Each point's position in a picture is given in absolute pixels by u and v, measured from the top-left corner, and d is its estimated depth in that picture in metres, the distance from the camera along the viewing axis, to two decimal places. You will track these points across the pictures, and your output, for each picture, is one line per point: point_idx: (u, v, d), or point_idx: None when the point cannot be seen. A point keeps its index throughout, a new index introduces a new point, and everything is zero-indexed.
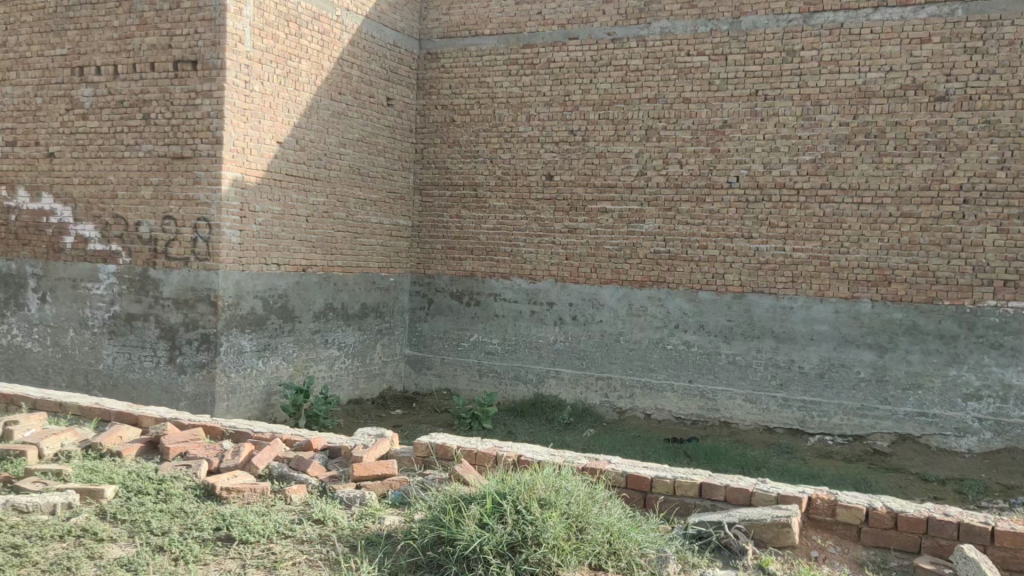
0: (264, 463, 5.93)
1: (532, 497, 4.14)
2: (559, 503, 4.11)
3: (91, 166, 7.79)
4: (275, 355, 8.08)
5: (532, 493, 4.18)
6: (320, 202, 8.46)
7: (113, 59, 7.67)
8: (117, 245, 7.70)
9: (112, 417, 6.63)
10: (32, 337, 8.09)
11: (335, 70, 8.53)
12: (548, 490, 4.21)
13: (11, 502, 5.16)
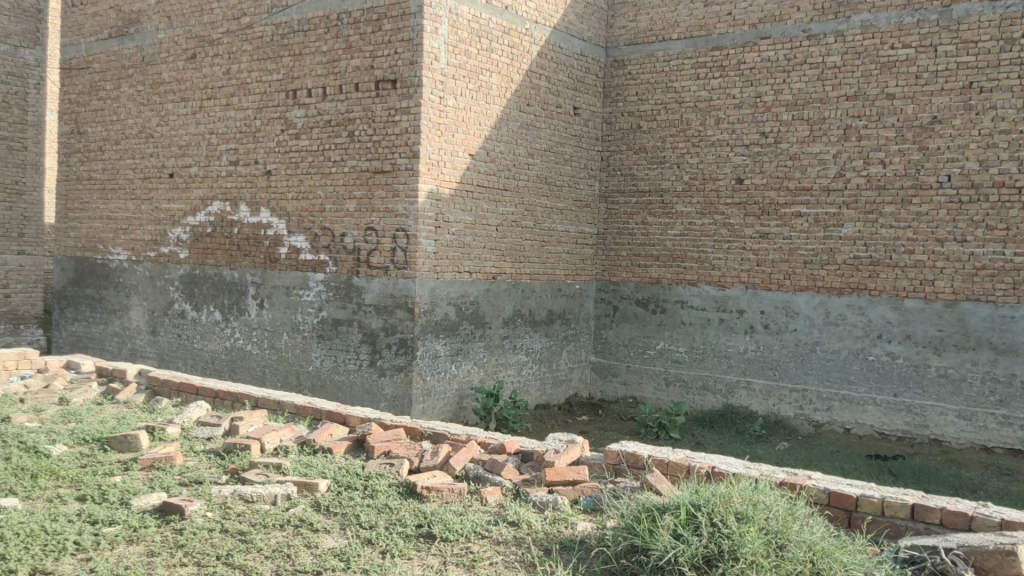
0: (461, 464, 6.14)
1: (729, 510, 4.03)
2: (758, 518, 3.98)
3: (303, 182, 8.39)
4: (467, 359, 8.35)
5: (729, 505, 4.08)
6: (510, 211, 8.67)
7: (322, 82, 8.24)
8: (325, 255, 8.25)
9: (323, 416, 7.10)
10: (252, 339, 8.80)
11: (525, 82, 8.72)
12: (745, 503, 4.09)
13: (238, 492, 5.66)
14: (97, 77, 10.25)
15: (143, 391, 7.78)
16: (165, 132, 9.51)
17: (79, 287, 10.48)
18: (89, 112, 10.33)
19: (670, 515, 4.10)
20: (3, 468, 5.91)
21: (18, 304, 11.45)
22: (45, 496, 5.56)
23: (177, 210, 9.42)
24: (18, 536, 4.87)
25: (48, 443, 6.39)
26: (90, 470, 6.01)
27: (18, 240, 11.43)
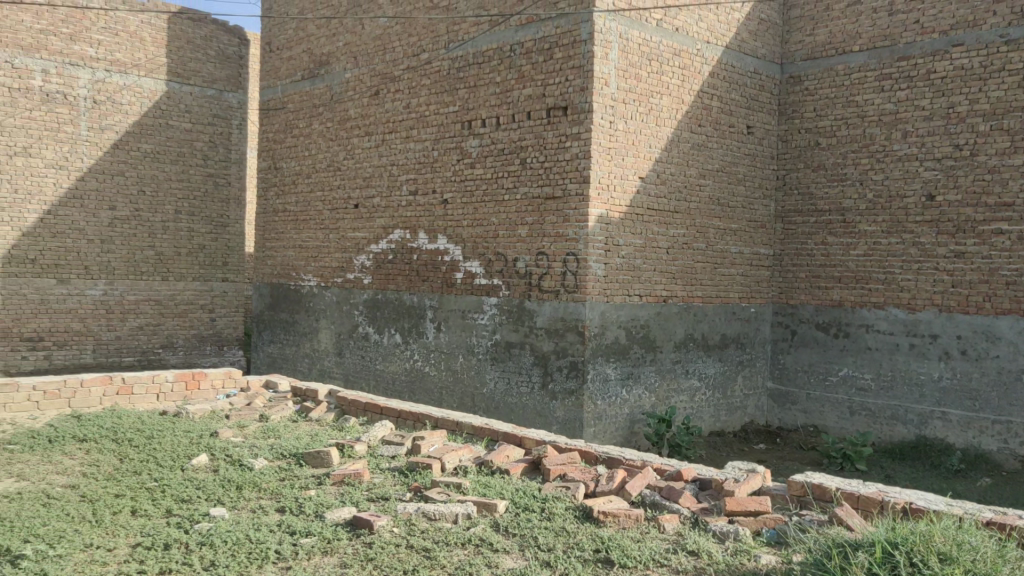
0: (637, 490, 6.06)
1: (930, 550, 3.77)
2: (963, 560, 3.69)
3: (478, 210, 8.66)
4: (638, 384, 8.27)
5: (929, 545, 3.81)
6: (681, 234, 8.55)
7: (496, 112, 8.49)
8: (498, 280, 8.46)
9: (499, 437, 7.24)
10: (430, 362, 9.14)
11: (697, 103, 8.60)
12: (949, 543, 3.81)
13: (422, 509, 5.84)
14: (291, 116, 11.04)
15: (333, 410, 8.23)
16: (351, 165, 10.10)
17: (275, 311, 11.27)
18: (284, 148, 11.14)
19: (864, 552, 3.88)
20: (212, 479, 6.41)
21: (222, 326, 12.46)
22: (249, 506, 5.98)
23: (361, 238, 9.96)
24: (227, 543, 5.26)
25: (251, 456, 6.88)
26: (288, 483, 6.41)
27: (223, 268, 12.44)
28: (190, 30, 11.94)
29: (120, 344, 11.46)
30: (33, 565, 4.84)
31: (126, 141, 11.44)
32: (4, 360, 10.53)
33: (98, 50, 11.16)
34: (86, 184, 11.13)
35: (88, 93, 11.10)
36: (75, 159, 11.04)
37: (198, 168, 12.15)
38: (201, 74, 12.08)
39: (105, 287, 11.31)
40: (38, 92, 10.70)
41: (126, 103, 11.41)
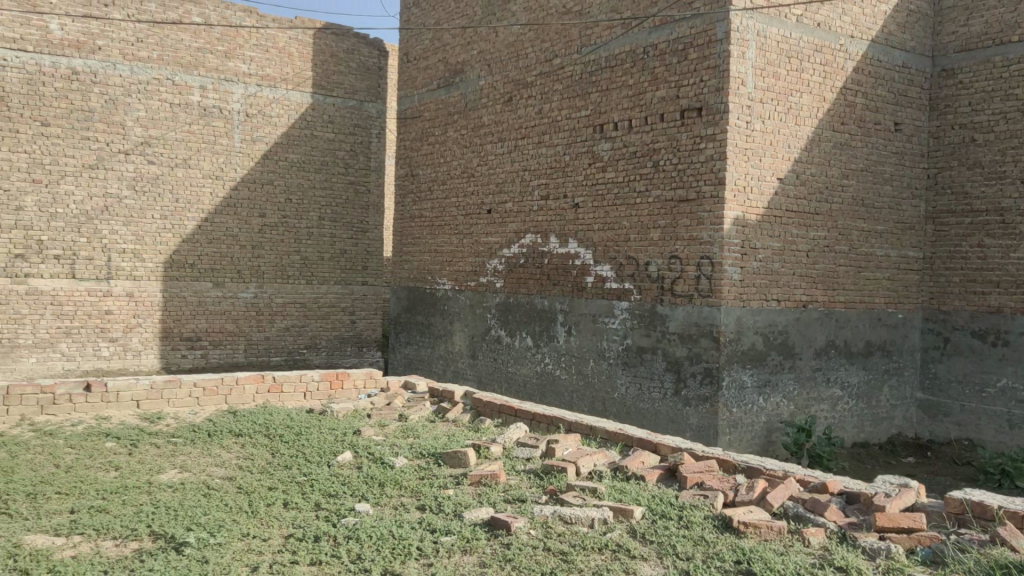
0: (779, 501, 5.85)
1: None
2: None
3: (609, 213, 8.63)
4: (776, 391, 8.00)
5: None
6: (822, 236, 8.23)
7: (628, 115, 8.44)
8: (630, 284, 8.40)
9: (634, 442, 7.17)
10: (562, 365, 9.17)
11: (840, 100, 8.28)
12: None
13: (558, 512, 5.85)
14: (427, 124, 11.34)
15: (468, 411, 8.38)
16: (484, 171, 10.28)
17: (411, 314, 11.60)
18: (420, 155, 11.46)
19: None
20: (356, 476, 6.64)
21: (362, 328, 12.93)
22: (392, 503, 6.16)
23: (494, 243, 10.10)
24: (372, 538, 5.43)
25: (391, 455, 7.09)
26: (427, 482, 6.57)
27: (363, 272, 12.90)
28: (333, 44, 12.45)
29: (268, 344, 12.09)
30: (196, 551, 5.13)
31: (275, 152, 12.05)
32: (166, 359, 11.29)
33: (250, 66, 11.80)
34: (238, 193, 11.79)
35: (240, 107, 11.76)
36: (230, 169, 11.71)
37: (340, 176, 12.65)
38: (344, 86, 12.58)
39: (255, 290, 11.95)
40: (196, 107, 11.41)
41: (275, 115, 12.02)
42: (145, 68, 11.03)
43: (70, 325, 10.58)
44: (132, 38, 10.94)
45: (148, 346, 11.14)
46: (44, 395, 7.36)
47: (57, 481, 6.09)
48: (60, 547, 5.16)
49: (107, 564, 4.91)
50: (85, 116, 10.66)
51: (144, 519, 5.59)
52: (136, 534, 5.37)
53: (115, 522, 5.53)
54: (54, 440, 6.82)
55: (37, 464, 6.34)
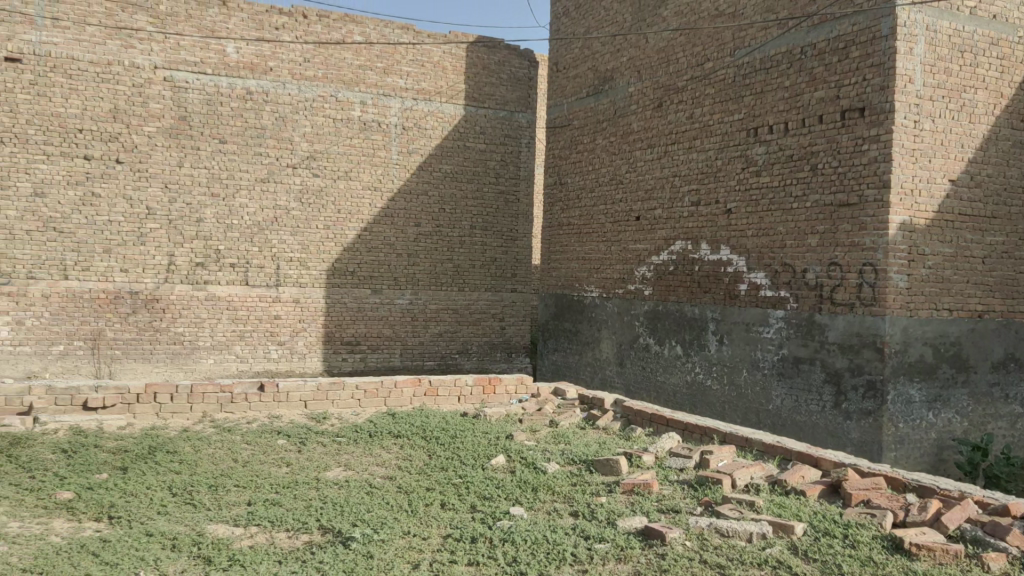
0: (955, 523, 5.47)
1: None
2: None
3: (763, 219, 8.39)
4: (948, 407, 7.52)
5: None
6: (999, 241, 7.69)
7: (785, 117, 8.19)
8: (786, 291, 8.13)
9: (793, 456, 6.91)
10: (712, 375, 8.98)
11: (1019, 96, 7.72)
12: None
13: (714, 524, 5.70)
14: (576, 132, 11.42)
15: (619, 419, 8.35)
16: (633, 178, 10.24)
17: (559, 321, 11.68)
18: (569, 164, 11.53)
19: None
20: (510, 479, 6.74)
21: (511, 334, 13.14)
22: (545, 508, 6.21)
23: (643, 250, 10.03)
24: (526, 542, 5.49)
25: (544, 460, 7.17)
26: (579, 488, 6.58)
27: (512, 279, 13.11)
28: (486, 56, 12.76)
29: (422, 349, 12.50)
30: (361, 546, 5.35)
31: (429, 163, 12.45)
32: (329, 361, 11.89)
33: (407, 81, 12.26)
34: (395, 204, 12.26)
35: (398, 120, 12.23)
36: (387, 180, 12.20)
37: (491, 186, 12.91)
38: (495, 97, 12.85)
39: (410, 297, 12.38)
40: (357, 122, 11.96)
41: (430, 128, 12.44)
42: (312, 86, 11.67)
43: (243, 329, 11.32)
44: (300, 59, 11.60)
45: (312, 349, 11.77)
46: (223, 394, 7.87)
47: (235, 475, 6.51)
48: (239, 536, 5.51)
49: (280, 555, 5.20)
50: (258, 133, 11.38)
51: (313, 514, 5.88)
52: (306, 527, 5.66)
53: (288, 515, 5.85)
54: (233, 436, 7.31)
55: (218, 458, 6.81)
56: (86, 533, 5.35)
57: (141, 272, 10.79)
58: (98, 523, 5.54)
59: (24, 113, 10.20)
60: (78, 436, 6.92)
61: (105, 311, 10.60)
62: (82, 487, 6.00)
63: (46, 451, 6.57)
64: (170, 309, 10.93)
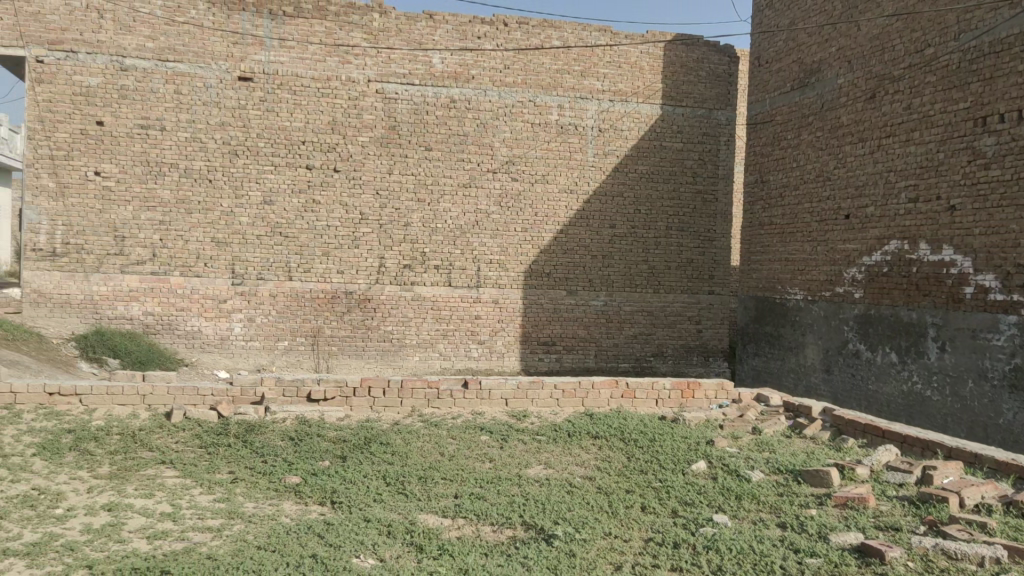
0: None
1: None
2: None
3: (993, 216, 7.67)
4: None
5: None
6: None
7: (1018, 104, 7.45)
8: (1019, 295, 7.36)
9: None
10: (933, 385, 8.34)
11: None
12: None
13: (940, 545, 5.24)
14: (779, 129, 10.99)
15: (828, 429, 7.94)
16: (842, 174, 9.71)
17: (760, 325, 11.28)
18: (771, 161, 11.12)
19: None
20: (712, 486, 6.57)
21: (708, 338, 12.85)
22: (750, 517, 5.99)
23: (853, 250, 9.49)
24: (732, 550, 5.32)
25: (748, 468, 6.93)
26: (786, 499, 6.30)
27: (709, 281, 12.80)
28: (684, 54, 12.56)
29: (617, 351, 12.50)
30: (564, 544, 5.40)
31: (625, 165, 12.43)
32: (525, 361, 12.16)
33: (604, 83, 12.30)
34: (591, 206, 12.32)
35: (595, 122, 12.30)
36: (584, 182, 12.29)
37: (688, 186, 12.67)
38: (693, 95, 12.62)
39: (606, 299, 12.41)
40: (555, 125, 12.15)
41: (626, 129, 12.42)
42: (511, 92, 11.98)
43: (445, 328, 11.82)
44: (500, 65, 11.92)
45: (510, 349, 12.09)
46: (431, 390, 8.22)
47: (442, 468, 6.78)
48: (447, 527, 5.72)
49: (486, 548, 5.34)
50: (461, 140, 11.83)
51: (517, 509, 6.00)
52: (510, 523, 5.79)
53: (492, 509, 6.01)
54: (441, 430, 7.62)
55: (427, 451, 7.12)
56: (312, 516, 5.76)
57: (355, 273, 11.52)
58: (322, 507, 5.95)
59: (255, 127, 11.18)
60: (303, 425, 7.46)
61: (323, 310, 11.42)
62: (308, 472, 6.47)
63: (276, 438, 7.14)
64: (381, 308, 11.60)
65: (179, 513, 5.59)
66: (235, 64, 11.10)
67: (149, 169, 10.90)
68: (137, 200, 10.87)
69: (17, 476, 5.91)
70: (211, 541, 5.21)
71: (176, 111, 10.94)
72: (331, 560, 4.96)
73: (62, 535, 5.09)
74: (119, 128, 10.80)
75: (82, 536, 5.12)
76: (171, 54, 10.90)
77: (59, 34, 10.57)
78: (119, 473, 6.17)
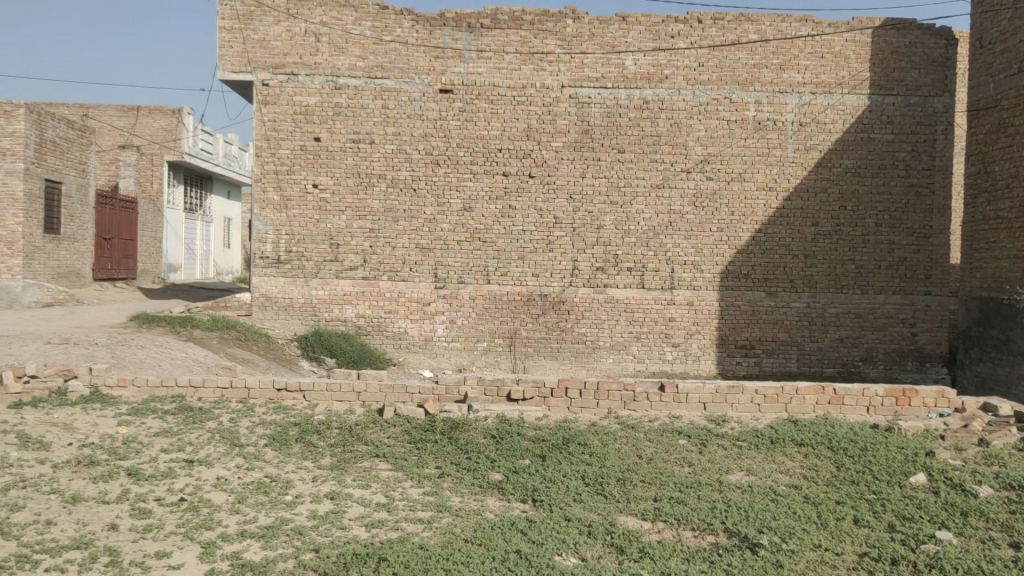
0: None
1: None
2: None
3: None
4: None
5: None
6: None
7: None
8: None
9: None
10: None
11: None
12: None
13: None
14: (1006, 114, 10.08)
15: None
16: None
17: (985, 328, 10.38)
18: (997, 150, 10.22)
19: None
20: (933, 500, 6.12)
21: (924, 342, 11.99)
22: (978, 536, 5.52)
23: None
24: (958, 570, 4.92)
25: (974, 483, 6.40)
26: (1021, 518, 5.75)
27: (925, 281, 11.93)
28: (894, 40, 11.79)
29: (822, 355, 11.95)
30: (770, 554, 5.21)
31: (829, 159, 11.85)
32: (723, 365, 11.89)
33: (805, 75, 11.80)
34: (791, 204, 11.83)
35: (795, 117, 11.82)
36: (783, 179, 11.83)
37: (900, 179, 11.88)
38: (905, 83, 11.82)
39: (808, 300, 11.88)
40: (752, 121, 11.79)
41: (829, 122, 11.84)
42: (706, 90, 11.76)
43: (640, 330, 11.78)
44: (695, 64, 11.74)
45: (706, 352, 11.86)
46: (626, 392, 8.22)
47: (641, 470, 6.75)
48: (647, 530, 5.68)
49: (688, 553, 5.27)
50: (654, 140, 11.75)
51: (718, 515, 5.86)
52: (712, 529, 5.66)
53: (693, 514, 5.90)
54: (638, 433, 7.61)
55: (624, 453, 7.13)
56: (514, 513, 5.92)
57: (550, 276, 11.73)
58: (524, 505, 6.10)
59: (456, 137, 11.66)
60: (504, 424, 7.69)
61: (520, 311, 11.74)
62: (510, 470, 6.65)
63: (479, 435, 7.40)
64: (575, 310, 11.75)
65: (392, 505, 5.93)
66: (437, 77, 11.63)
67: (360, 181, 11.63)
68: (349, 209, 11.63)
69: (253, 464, 6.50)
70: (423, 532, 5.48)
71: (384, 125, 11.61)
72: (535, 557, 5.06)
73: (291, 520, 5.54)
74: (333, 142, 11.61)
75: (309, 522, 5.55)
76: (379, 72, 11.59)
77: (282, 58, 11.54)
78: (339, 464, 6.64)
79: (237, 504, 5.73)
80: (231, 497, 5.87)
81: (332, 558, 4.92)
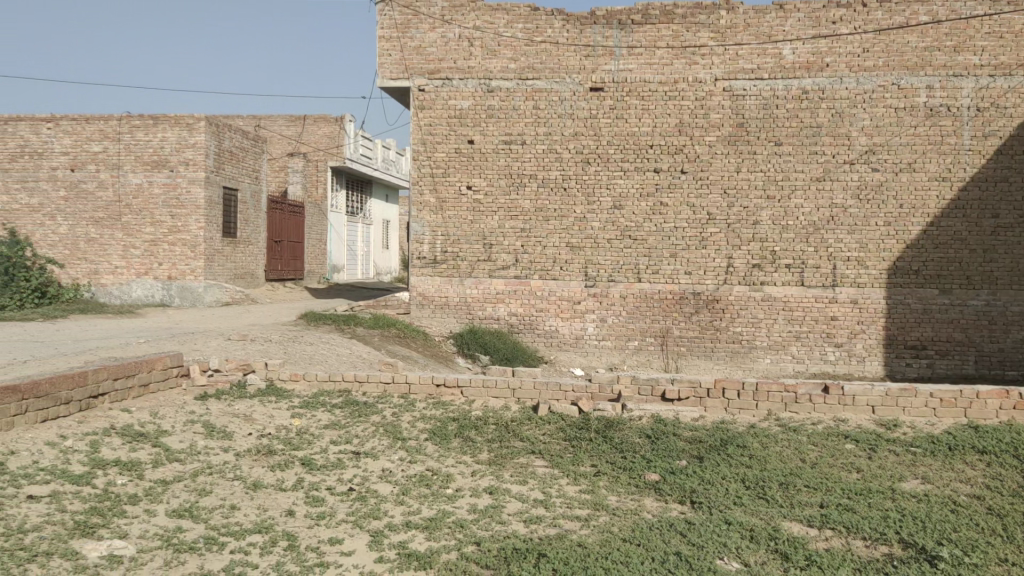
0: None
1: None
2: None
3: None
4: None
5: None
6: None
7: None
8: None
9: None
10: None
11: None
12: None
13: None
14: None
15: None
16: None
17: None
18: None
19: None
20: None
21: None
22: None
23: None
24: None
25: None
26: None
27: None
28: None
29: (1003, 357, 11.19)
30: (952, 568, 4.88)
31: (1010, 147, 11.02)
32: (890, 366, 11.29)
33: (983, 57, 11.00)
34: (968, 195, 11.08)
35: (971, 102, 11.05)
36: (958, 169, 11.09)
37: None
38: None
39: (987, 298, 11.11)
40: (923, 108, 11.11)
41: (1010, 106, 11.01)
42: (871, 76, 11.19)
43: (800, 330, 11.35)
44: (859, 49, 11.19)
45: (872, 353, 11.30)
46: (787, 394, 7.93)
47: (806, 475, 6.50)
48: (813, 537, 5.45)
49: (860, 563, 5.01)
50: (814, 132, 11.28)
51: (891, 525, 5.54)
52: (885, 539, 5.36)
53: (863, 522, 5.61)
54: (801, 436, 7.32)
55: (787, 456, 6.89)
56: (673, 514, 5.83)
57: (703, 274, 11.50)
58: (683, 506, 6.00)
59: (607, 135, 11.63)
60: (661, 423, 7.60)
61: (672, 311, 11.57)
62: (667, 470, 6.56)
63: (635, 435, 7.35)
64: (730, 309, 11.47)
65: (549, 501, 5.98)
66: (587, 76, 11.65)
67: (511, 182, 11.79)
68: (501, 210, 11.82)
69: (415, 458, 6.72)
70: (580, 530, 5.50)
71: (535, 126, 11.73)
72: (696, 560, 4.97)
73: (453, 513, 5.68)
74: (486, 145, 11.83)
75: (469, 515, 5.67)
76: (530, 73, 11.72)
77: (437, 64, 11.88)
78: (497, 459, 6.76)
79: (401, 496, 5.94)
80: (395, 488, 6.09)
81: (493, 552, 5.00)
